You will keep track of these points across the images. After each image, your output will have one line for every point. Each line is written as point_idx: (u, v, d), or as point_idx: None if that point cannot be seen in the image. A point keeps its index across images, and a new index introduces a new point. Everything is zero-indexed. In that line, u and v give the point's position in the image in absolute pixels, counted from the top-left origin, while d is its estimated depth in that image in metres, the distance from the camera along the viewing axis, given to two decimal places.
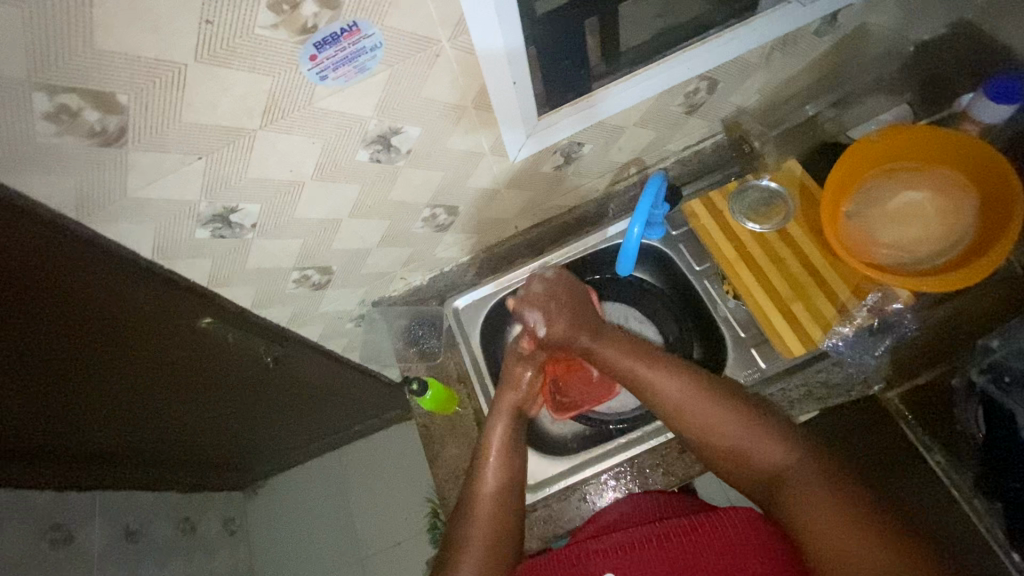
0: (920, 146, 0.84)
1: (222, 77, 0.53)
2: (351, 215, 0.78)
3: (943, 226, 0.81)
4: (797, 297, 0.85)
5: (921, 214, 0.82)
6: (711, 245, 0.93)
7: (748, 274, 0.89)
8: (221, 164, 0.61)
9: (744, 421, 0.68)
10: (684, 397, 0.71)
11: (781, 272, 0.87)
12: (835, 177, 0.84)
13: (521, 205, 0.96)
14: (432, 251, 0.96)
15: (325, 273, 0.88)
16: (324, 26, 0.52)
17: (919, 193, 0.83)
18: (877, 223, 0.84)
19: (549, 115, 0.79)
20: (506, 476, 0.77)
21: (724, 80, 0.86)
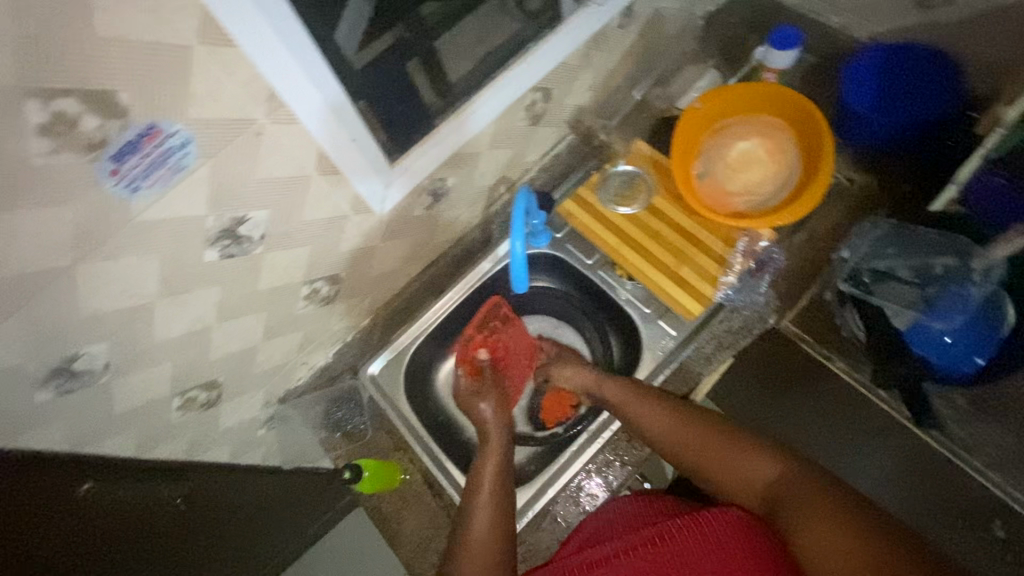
0: (737, 100, 0.93)
1: (9, 221, 0.46)
2: (220, 319, 0.71)
3: (777, 166, 0.90)
4: (680, 262, 0.90)
5: (756, 160, 0.91)
6: (589, 231, 0.96)
7: (631, 253, 0.93)
8: (41, 316, 0.53)
9: (732, 444, 0.69)
10: (676, 431, 0.74)
11: (658, 245, 0.92)
12: (677, 144, 0.90)
13: (405, 254, 0.94)
14: (326, 326, 0.92)
15: (213, 388, 0.81)
16: (116, 137, 0.47)
17: (750, 143, 0.92)
18: (726, 177, 0.91)
19: (401, 165, 0.77)
20: (498, 508, 0.73)
21: (555, 87, 0.90)
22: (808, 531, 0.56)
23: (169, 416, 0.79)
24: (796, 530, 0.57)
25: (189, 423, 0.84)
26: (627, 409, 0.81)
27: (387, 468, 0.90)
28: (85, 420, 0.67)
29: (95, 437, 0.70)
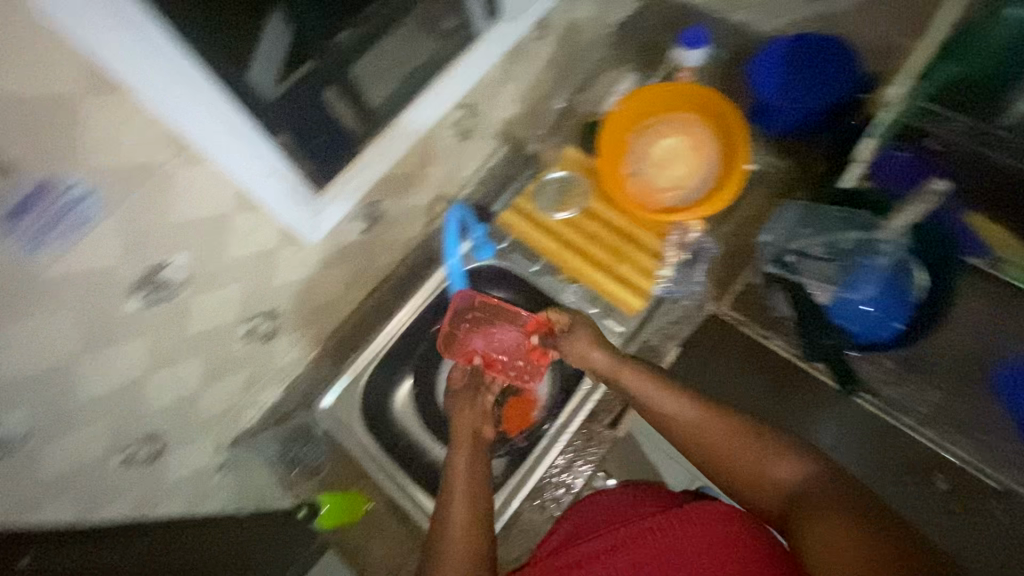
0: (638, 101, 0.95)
1: (122, 105, 0.48)
2: (284, 239, 0.72)
3: (696, 160, 0.92)
4: (631, 240, 0.93)
5: (670, 145, 0.94)
6: (575, 190, 0.98)
7: (583, 237, 0.95)
8: (138, 214, 0.54)
9: (750, 443, 0.59)
10: (694, 425, 0.63)
11: (592, 238, 0.95)
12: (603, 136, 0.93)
13: (443, 186, 0.95)
14: (375, 262, 0.91)
15: (273, 319, 0.79)
16: None
17: (680, 137, 0.93)
18: (653, 172, 0.94)
19: (432, 87, 0.80)
20: (477, 493, 0.65)
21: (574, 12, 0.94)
22: (818, 546, 0.50)
23: (230, 349, 0.76)
24: (808, 544, 0.51)
25: (246, 362, 0.81)
26: (640, 395, 0.69)
27: (349, 499, 0.85)
28: (161, 343, 0.66)
29: (168, 365, 0.69)
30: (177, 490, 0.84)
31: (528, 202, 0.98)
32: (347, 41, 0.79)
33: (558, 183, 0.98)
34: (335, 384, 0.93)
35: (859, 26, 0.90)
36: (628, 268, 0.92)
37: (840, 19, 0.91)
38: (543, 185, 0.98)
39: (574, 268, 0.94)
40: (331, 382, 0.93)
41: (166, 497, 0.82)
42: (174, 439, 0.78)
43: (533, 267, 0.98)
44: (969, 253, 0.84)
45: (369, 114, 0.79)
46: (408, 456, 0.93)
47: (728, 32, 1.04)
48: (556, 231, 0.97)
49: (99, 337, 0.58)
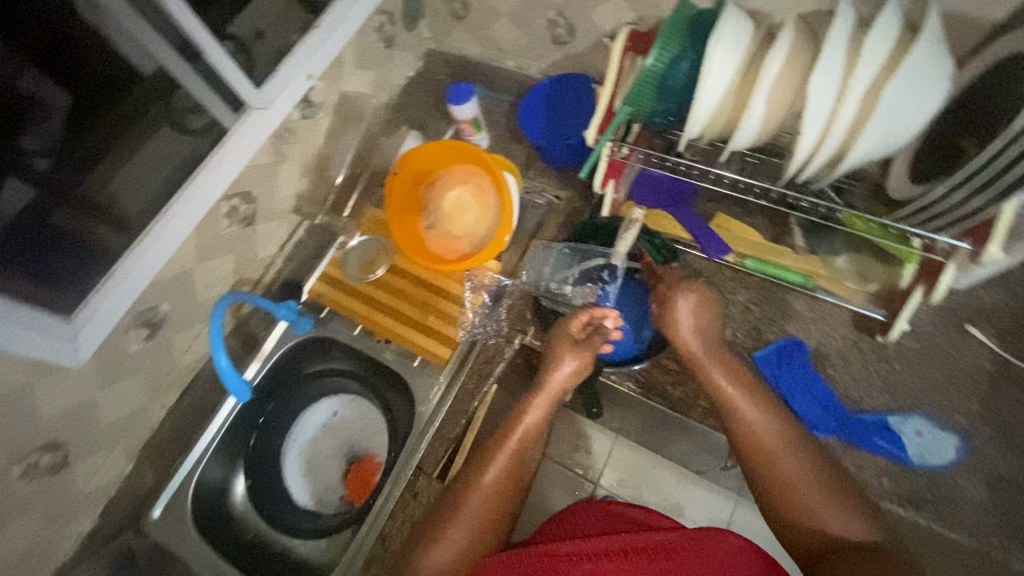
0: (421, 166, 1.00)
1: None
2: (38, 372, 0.70)
3: (482, 208, 0.95)
4: (436, 292, 0.96)
5: (454, 197, 0.96)
6: (379, 250, 1.01)
7: (392, 296, 0.98)
8: None
9: (813, 476, 0.67)
10: (768, 439, 0.69)
11: (400, 296, 0.97)
12: (393, 204, 0.98)
13: (238, 271, 0.94)
14: (175, 362, 0.89)
15: (55, 450, 0.76)
16: None
17: (464, 186, 0.97)
18: (446, 223, 0.96)
19: (185, 189, 0.79)
20: (501, 493, 0.76)
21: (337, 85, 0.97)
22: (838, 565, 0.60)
23: (10, 490, 0.73)
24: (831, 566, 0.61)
25: (38, 499, 0.77)
26: (728, 404, 0.73)
27: None
28: None
29: None
30: None
31: (336, 267, 1.01)
32: (88, 152, 0.75)
33: (361, 248, 1.01)
34: (159, 497, 0.90)
35: (598, 64, 0.99)
36: (436, 318, 0.95)
37: (580, 58, 1.00)
38: (347, 252, 1.01)
39: (387, 328, 0.97)
40: (158, 492, 0.90)
41: None
42: None
43: (354, 330, 1.00)
44: (715, 254, 0.88)
45: (126, 224, 0.79)
46: (254, 549, 0.93)
47: (503, 77, 1.11)
48: (362, 291, 0.99)
49: None
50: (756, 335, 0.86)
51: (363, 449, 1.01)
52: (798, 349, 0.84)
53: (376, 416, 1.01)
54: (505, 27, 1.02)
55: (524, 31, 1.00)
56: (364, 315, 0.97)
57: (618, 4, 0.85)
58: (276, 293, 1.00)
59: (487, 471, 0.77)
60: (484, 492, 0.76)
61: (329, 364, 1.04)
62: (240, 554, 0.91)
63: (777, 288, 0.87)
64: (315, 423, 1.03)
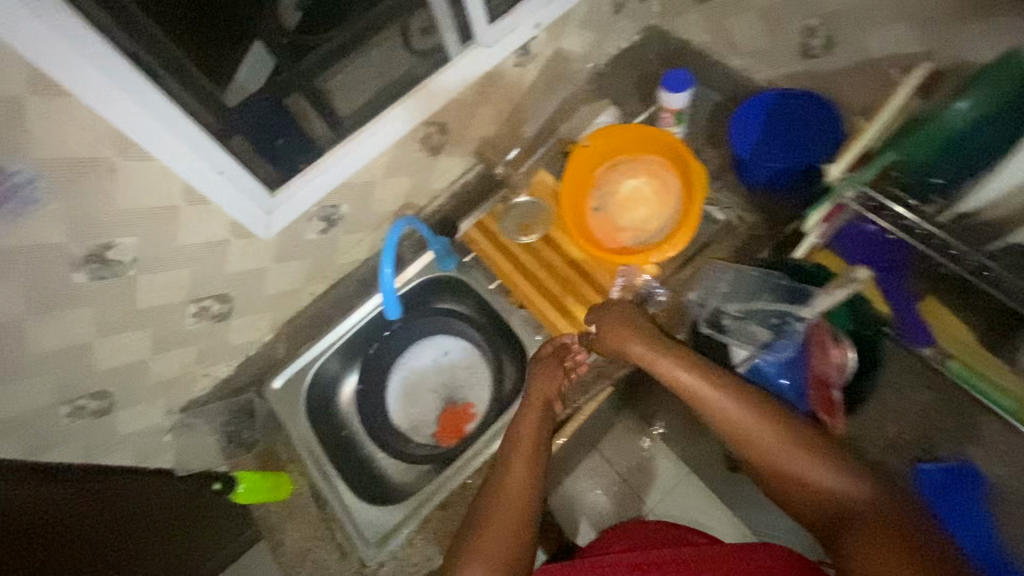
0: (614, 142, 0.94)
1: (67, 107, 0.53)
2: (237, 233, 0.77)
3: (659, 207, 0.91)
4: (582, 275, 0.93)
5: (638, 190, 0.92)
6: (540, 216, 0.98)
7: (538, 264, 0.96)
8: (86, 200, 0.60)
9: (788, 446, 0.60)
10: (738, 422, 0.62)
11: (546, 267, 0.95)
12: (571, 173, 0.93)
13: (408, 194, 0.97)
14: (332, 259, 0.95)
15: (225, 301, 0.85)
16: (69, 28, 0.49)
17: (649, 180, 0.93)
18: (616, 210, 0.93)
19: (394, 107, 0.82)
20: (532, 479, 0.71)
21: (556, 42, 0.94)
22: (864, 545, 0.52)
23: (183, 324, 0.83)
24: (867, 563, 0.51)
25: (199, 338, 0.87)
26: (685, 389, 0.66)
27: (277, 480, 0.91)
28: (112, 314, 0.73)
29: (119, 328, 0.75)
30: (127, 443, 0.92)
31: (492, 219, 1.00)
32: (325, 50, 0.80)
33: (523, 207, 0.99)
34: (284, 369, 0.98)
35: (843, 89, 0.87)
36: (574, 300, 0.91)
37: (825, 78, 0.88)
38: (509, 208, 0.99)
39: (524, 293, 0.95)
40: (284, 366, 0.98)
41: (115, 446, 0.91)
42: (125, 399, 0.85)
43: (490, 284, 1.01)
44: (915, 344, 0.78)
45: (338, 123, 0.83)
46: (343, 446, 1.00)
47: (722, 75, 1.02)
48: (510, 249, 0.97)
49: (46, 302, 0.66)
50: (922, 446, 0.76)
51: (461, 396, 1.03)
52: (972, 479, 0.74)
53: (484, 370, 1.04)
54: (750, 22, 0.92)
55: (770, 32, 0.90)
56: (506, 273, 0.96)
57: (906, 31, 0.73)
58: (433, 226, 1.03)
59: (516, 464, 0.72)
60: (501, 488, 0.70)
61: (455, 305, 1.06)
62: (335, 446, 0.99)
63: (969, 405, 0.75)
64: (426, 353, 1.06)
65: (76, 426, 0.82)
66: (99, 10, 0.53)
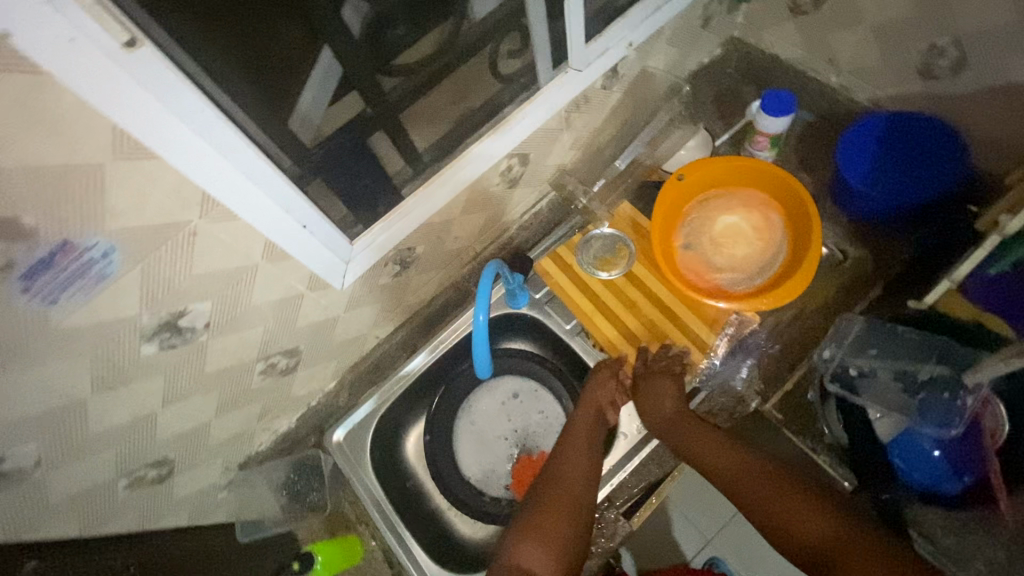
0: (709, 175, 0.85)
1: (151, 170, 0.45)
2: (313, 286, 0.69)
3: (760, 249, 0.82)
4: (674, 320, 0.81)
5: (737, 229, 0.84)
6: (623, 250, 0.86)
7: (622, 304, 0.84)
8: (162, 268, 0.52)
9: (762, 479, 0.64)
10: (742, 467, 0.66)
11: (631, 308, 0.83)
12: (664, 204, 0.82)
13: (481, 229, 0.89)
14: (401, 301, 0.87)
15: (292, 355, 0.77)
16: (158, 79, 0.41)
17: (746, 218, 0.84)
18: (710, 249, 0.83)
19: (479, 142, 0.74)
20: (580, 474, 0.73)
21: (642, 61, 0.86)
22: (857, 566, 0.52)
23: (249, 382, 0.75)
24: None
25: (263, 394, 0.79)
26: (696, 440, 0.71)
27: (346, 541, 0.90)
28: (178, 380, 0.65)
29: (184, 395, 0.67)
30: (183, 505, 0.84)
31: (571, 250, 0.88)
32: None
33: (603, 239, 0.87)
34: (346, 418, 0.89)
35: (968, 115, 0.79)
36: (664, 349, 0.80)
37: (947, 101, 0.80)
38: (588, 239, 0.88)
39: (605, 337, 0.84)
40: (346, 416, 0.91)
41: (172, 510, 0.83)
42: (184, 463, 0.78)
43: (568, 324, 0.93)
44: None
45: (417, 159, 0.75)
46: (411, 500, 0.93)
47: (817, 93, 0.94)
48: (589, 286, 0.85)
49: (113, 377, 0.58)
50: None
51: (536, 445, 0.95)
52: None
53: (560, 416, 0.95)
54: (858, 39, 0.84)
55: (884, 50, 0.82)
56: (584, 314, 0.84)
57: None
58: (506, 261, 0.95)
59: (565, 459, 0.75)
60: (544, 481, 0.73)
61: (525, 345, 0.99)
62: (403, 501, 0.91)
63: None
64: (494, 396, 0.99)
65: (133, 496, 0.74)
66: (186, 56, 0.45)
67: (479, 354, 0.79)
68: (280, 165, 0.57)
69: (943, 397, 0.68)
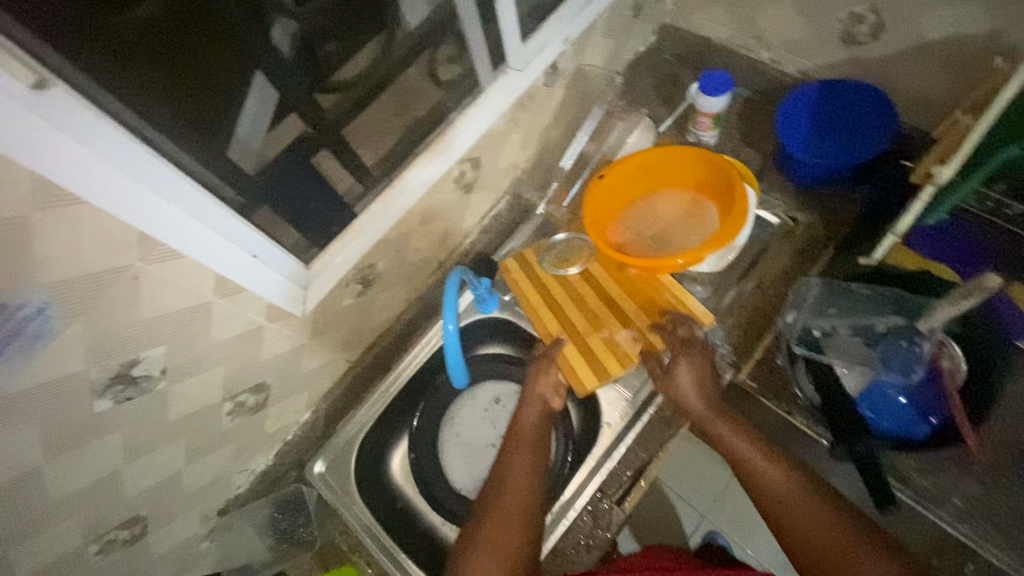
0: (647, 165, 0.83)
1: (81, 217, 0.43)
2: (272, 316, 0.67)
3: (697, 229, 0.80)
4: (618, 312, 0.80)
5: (672, 215, 0.83)
6: (581, 251, 0.86)
7: (572, 301, 0.83)
8: (106, 317, 0.49)
9: (810, 508, 0.62)
10: (794, 494, 0.63)
11: (579, 305, 0.82)
12: (598, 194, 0.81)
13: (440, 239, 0.88)
14: (368, 321, 0.85)
15: (261, 390, 0.75)
16: (75, 122, 0.39)
17: (680, 203, 0.83)
18: (648, 238, 0.81)
19: (437, 143, 0.73)
20: (529, 484, 0.71)
21: (580, 53, 0.87)
22: None
23: (218, 425, 0.72)
24: None
25: (235, 433, 0.76)
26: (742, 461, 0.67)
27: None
28: (140, 432, 0.62)
29: (149, 445, 0.64)
30: (163, 561, 0.80)
31: (532, 252, 0.88)
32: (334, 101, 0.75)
33: (563, 244, 0.87)
34: (326, 448, 0.87)
35: (892, 76, 0.83)
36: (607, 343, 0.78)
37: (871, 66, 0.84)
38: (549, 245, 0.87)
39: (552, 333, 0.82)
40: (326, 444, 0.88)
41: (151, 569, 0.79)
42: (159, 517, 0.74)
43: None
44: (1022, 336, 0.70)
45: (367, 174, 0.74)
46: (404, 521, 0.90)
47: (751, 70, 0.97)
48: (545, 285, 0.85)
49: (67, 440, 0.54)
50: None
51: None
52: None
53: None
54: (782, 14, 0.87)
55: (807, 21, 0.86)
56: (536, 311, 0.83)
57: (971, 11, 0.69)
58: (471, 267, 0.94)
59: (513, 469, 0.72)
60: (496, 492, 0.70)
61: (501, 348, 0.99)
62: (395, 524, 0.89)
63: None
64: (476, 404, 0.97)
65: (107, 561, 0.70)
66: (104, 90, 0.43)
67: (455, 363, 0.78)
68: (224, 196, 0.55)
69: (902, 345, 0.70)
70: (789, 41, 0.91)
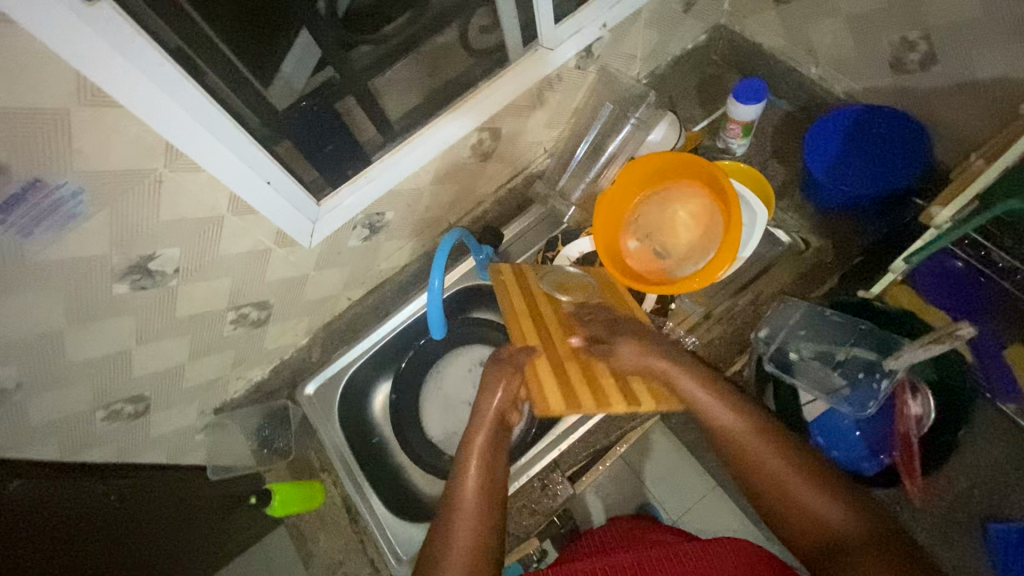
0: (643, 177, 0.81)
1: (115, 119, 0.49)
2: (281, 242, 0.73)
3: (699, 238, 0.77)
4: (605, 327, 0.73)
5: (673, 225, 0.79)
6: (582, 281, 0.83)
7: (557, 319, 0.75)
8: (131, 211, 0.56)
9: (758, 451, 0.60)
10: (749, 439, 0.61)
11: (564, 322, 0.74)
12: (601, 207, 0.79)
13: (452, 200, 0.92)
14: (372, 265, 0.91)
15: (264, 307, 0.82)
16: (121, 36, 0.45)
17: (680, 213, 0.79)
18: (651, 252, 0.79)
19: (465, 102, 0.76)
20: (488, 493, 0.62)
21: (618, 42, 0.88)
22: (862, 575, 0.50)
23: (221, 330, 0.80)
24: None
25: (237, 342, 0.84)
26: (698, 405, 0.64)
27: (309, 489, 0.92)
28: (151, 320, 0.70)
29: (158, 334, 0.72)
30: (161, 442, 0.90)
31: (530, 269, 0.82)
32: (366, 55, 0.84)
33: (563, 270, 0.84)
34: (318, 373, 0.95)
35: (936, 110, 0.80)
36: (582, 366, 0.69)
37: (917, 97, 0.81)
38: (544, 268, 0.84)
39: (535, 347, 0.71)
40: (318, 370, 0.96)
41: (149, 447, 0.89)
42: (161, 401, 0.83)
43: None
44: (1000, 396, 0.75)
45: (388, 127, 0.79)
46: (377, 454, 0.97)
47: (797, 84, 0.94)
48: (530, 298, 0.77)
49: (87, 313, 0.63)
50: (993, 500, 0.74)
51: None
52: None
53: None
54: (835, 29, 0.85)
55: (858, 41, 0.83)
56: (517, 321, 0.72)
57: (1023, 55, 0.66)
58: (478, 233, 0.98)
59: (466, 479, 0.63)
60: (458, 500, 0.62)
61: (495, 316, 1.03)
62: (367, 454, 0.96)
63: None
64: (461, 362, 1.02)
65: (111, 429, 0.80)
66: (150, 13, 0.49)
67: (436, 318, 0.83)
68: (247, 123, 0.61)
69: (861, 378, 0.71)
70: (838, 59, 0.88)
